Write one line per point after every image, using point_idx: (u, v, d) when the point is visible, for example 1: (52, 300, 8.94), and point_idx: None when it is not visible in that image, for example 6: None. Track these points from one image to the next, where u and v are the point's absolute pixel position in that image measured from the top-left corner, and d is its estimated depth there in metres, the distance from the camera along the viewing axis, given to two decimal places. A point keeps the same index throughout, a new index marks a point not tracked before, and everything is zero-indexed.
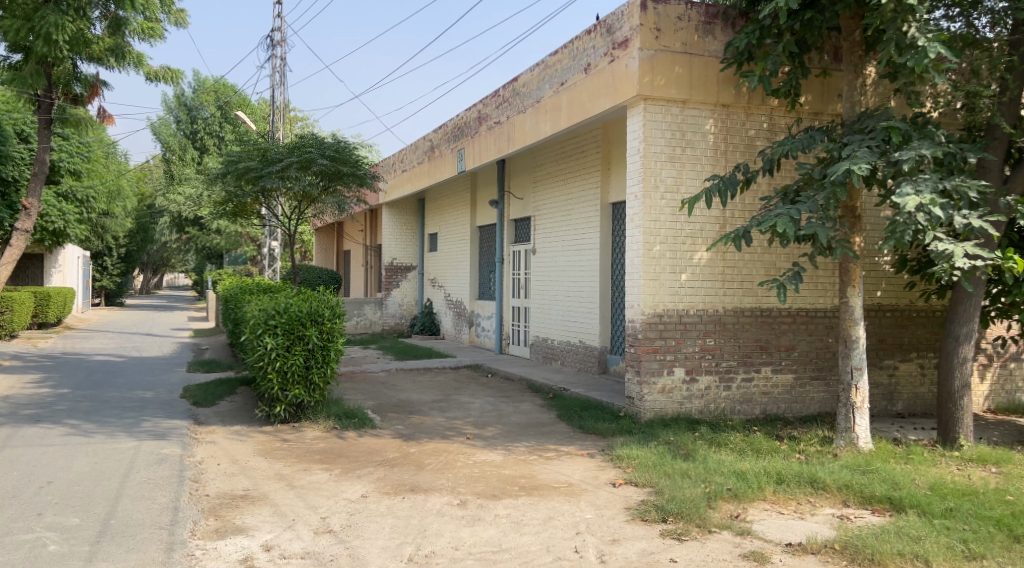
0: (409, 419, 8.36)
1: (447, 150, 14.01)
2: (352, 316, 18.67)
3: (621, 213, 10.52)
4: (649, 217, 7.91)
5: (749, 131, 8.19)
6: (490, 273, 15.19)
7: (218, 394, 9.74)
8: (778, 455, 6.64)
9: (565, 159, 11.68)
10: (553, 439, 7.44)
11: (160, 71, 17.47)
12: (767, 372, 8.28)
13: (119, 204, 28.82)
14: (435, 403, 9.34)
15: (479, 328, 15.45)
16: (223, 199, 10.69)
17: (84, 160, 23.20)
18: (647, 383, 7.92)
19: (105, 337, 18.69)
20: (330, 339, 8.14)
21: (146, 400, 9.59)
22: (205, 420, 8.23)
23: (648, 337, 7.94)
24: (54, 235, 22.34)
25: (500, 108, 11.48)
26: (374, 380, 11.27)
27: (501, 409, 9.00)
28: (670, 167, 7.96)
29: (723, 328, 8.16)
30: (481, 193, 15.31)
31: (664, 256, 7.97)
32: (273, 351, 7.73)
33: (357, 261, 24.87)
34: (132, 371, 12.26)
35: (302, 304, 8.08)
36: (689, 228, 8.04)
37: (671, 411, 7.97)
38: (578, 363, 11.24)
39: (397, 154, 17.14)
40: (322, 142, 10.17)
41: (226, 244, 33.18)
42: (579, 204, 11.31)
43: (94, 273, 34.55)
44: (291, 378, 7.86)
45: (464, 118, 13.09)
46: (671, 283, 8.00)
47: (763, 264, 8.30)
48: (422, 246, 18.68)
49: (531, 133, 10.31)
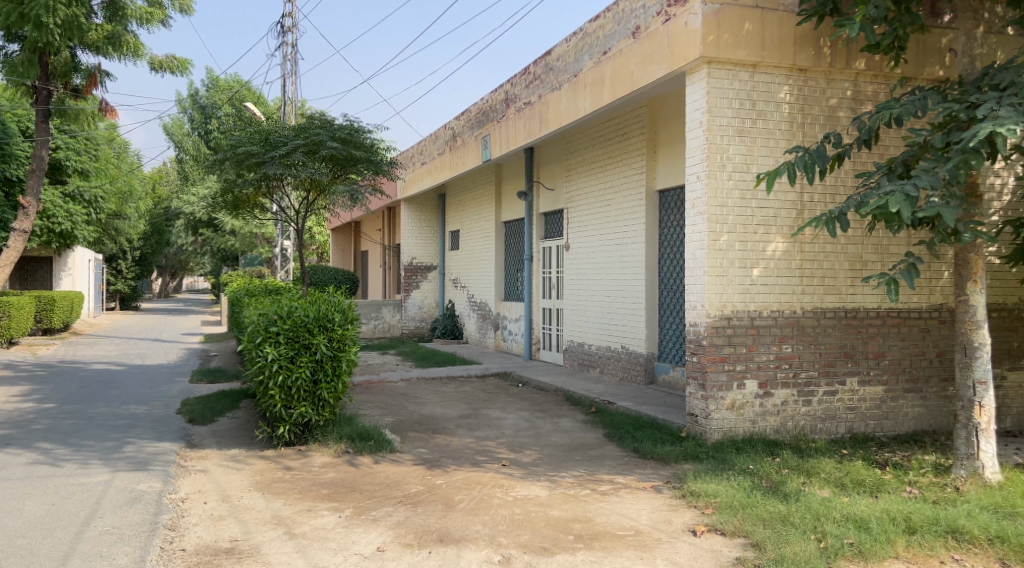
0: (434, 440, 7.21)
1: (469, 139, 12.90)
2: (368, 320, 17.52)
3: (669, 201, 9.32)
4: (715, 202, 6.74)
5: (830, 100, 6.96)
6: (517, 271, 14.03)
7: (218, 409, 8.65)
8: (887, 491, 5.38)
9: (603, 144, 10.51)
10: (606, 466, 6.25)
11: (167, 61, 16.48)
12: (853, 385, 7.00)
13: (131, 205, 28.08)
14: (463, 419, 8.19)
15: (506, 332, 14.31)
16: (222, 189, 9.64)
17: (92, 159, 22.41)
18: (714, 398, 6.71)
19: (111, 343, 17.77)
20: (342, 348, 7.01)
21: (136, 417, 8.52)
22: (199, 443, 7.13)
23: (714, 344, 6.74)
24: (61, 237, 21.55)
25: (532, 87, 10.36)
26: (392, 391, 10.16)
27: (538, 426, 7.83)
28: (739, 143, 6.78)
29: (802, 333, 6.93)
30: (507, 185, 14.18)
31: (732, 248, 6.78)
32: (275, 363, 6.62)
33: (374, 262, 23.86)
34: (130, 382, 11.23)
35: (309, 307, 6.99)
36: (761, 214, 6.84)
37: (741, 431, 6.75)
38: (619, 372, 10.05)
39: (416, 146, 16.07)
40: (332, 124, 9.16)
41: (242, 246, 32.34)
42: (619, 193, 10.12)
43: (108, 276, 33.87)
44: (297, 394, 6.75)
45: (491, 101, 11.98)
46: (741, 279, 6.81)
47: (848, 256, 7.05)
48: (444, 244, 17.59)
49: (567, 113, 9.15)
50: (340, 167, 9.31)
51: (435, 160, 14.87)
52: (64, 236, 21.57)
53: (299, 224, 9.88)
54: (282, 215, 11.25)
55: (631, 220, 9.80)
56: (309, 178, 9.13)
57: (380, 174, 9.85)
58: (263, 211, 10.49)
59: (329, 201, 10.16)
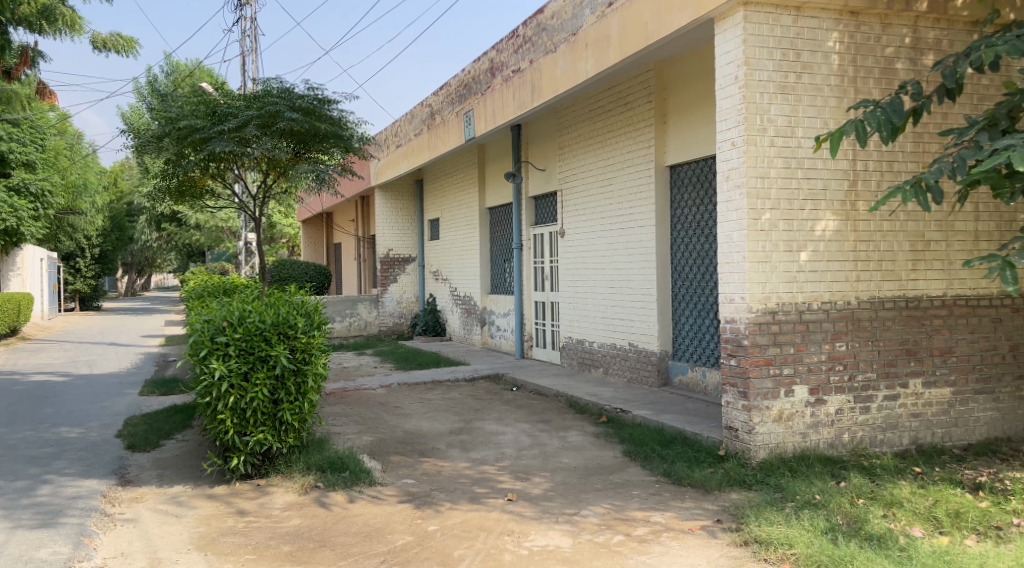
0: (422, 466, 6.02)
1: (449, 115, 11.63)
2: (343, 318, 16.27)
3: (684, 179, 8.20)
4: (755, 173, 5.59)
5: (886, 49, 5.84)
6: (504, 262, 12.84)
7: (165, 431, 7.34)
8: (996, 529, 4.31)
9: (602, 116, 9.34)
10: (636, 498, 5.09)
11: (111, 39, 14.93)
12: (917, 388, 5.92)
13: (87, 200, 26.33)
14: (454, 437, 6.99)
15: (494, 327, 13.13)
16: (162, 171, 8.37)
17: (38, 149, 20.70)
18: (758, 409, 5.59)
19: (60, 349, 16.24)
20: (307, 361, 5.75)
21: (66, 443, 7.17)
22: (134, 478, 5.84)
23: (757, 345, 5.62)
24: (6, 235, 19.87)
25: (521, 52, 9.14)
26: (371, 402, 8.93)
27: (544, 444, 6.66)
28: (782, 101, 5.63)
29: (858, 328, 5.83)
30: (491, 167, 12.96)
31: (776, 228, 5.65)
32: (225, 382, 5.36)
33: (348, 255, 22.54)
34: (70, 397, 9.85)
35: (265, 311, 5.72)
36: (808, 186, 5.72)
37: (791, 447, 5.65)
38: (627, 373, 8.93)
39: (390, 127, 14.79)
40: (292, 93, 8.05)
41: (208, 240, 30.80)
42: (623, 170, 8.95)
43: (67, 276, 32.09)
44: (253, 419, 5.50)
45: (473, 72, 10.72)
46: (786, 265, 5.68)
47: (907, 235, 5.95)
48: (422, 234, 16.32)
49: (565, 78, 7.95)
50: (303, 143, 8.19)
51: (410, 142, 13.62)
52: (9, 233, 19.89)
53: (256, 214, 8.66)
54: (238, 200, 10.01)
55: (638, 201, 8.66)
56: (267, 156, 7.99)
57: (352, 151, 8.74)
58: (216, 198, 9.26)
59: (292, 184, 9.00)
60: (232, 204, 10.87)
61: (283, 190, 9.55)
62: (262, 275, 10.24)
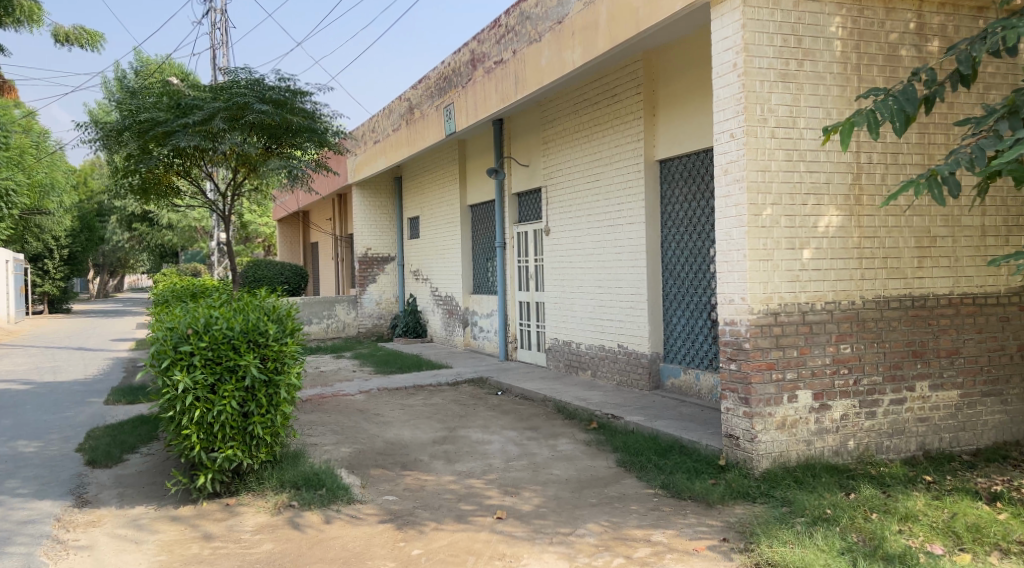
0: (404, 481, 5.64)
1: (429, 110, 11.22)
2: (321, 320, 15.78)
3: (675, 174, 7.91)
4: (756, 166, 5.28)
5: (890, 35, 5.56)
6: (487, 261, 12.47)
7: (128, 445, 6.87)
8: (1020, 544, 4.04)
9: (588, 109, 9.01)
10: (634, 514, 4.76)
11: (74, 32, 14.32)
12: (924, 391, 5.65)
13: (55, 199, 25.51)
14: (438, 448, 6.61)
15: (476, 328, 12.77)
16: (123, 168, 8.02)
17: (0, 147, 19.92)
18: (761, 416, 5.29)
19: (24, 354, 15.58)
20: (279, 370, 5.34)
21: (21, 459, 6.67)
22: (91, 499, 5.38)
23: (759, 348, 5.32)
24: None
25: (503, 42, 8.77)
26: (349, 409, 8.52)
27: (533, 454, 6.31)
28: (783, 90, 5.33)
29: (863, 329, 5.55)
30: (473, 163, 12.58)
31: (778, 224, 5.34)
32: (189, 395, 4.94)
33: (325, 255, 22.06)
34: (29, 407, 9.30)
35: (233, 317, 5.30)
36: (811, 180, 5.42)
37: (794, 456, 5.36)
38: (616, 376, 8.63)
39: (368, 122, 14.35)
40: (262, 85, 7.78)
41: (181, 239, 30.10)
42: (610, 165, 8.63)
43: (35, 278, 31.19)
44: (220, 433, 5.08)
45: (454, 64, 10.32)
46: (788, 264, 5.38)
47: (912, 230, 5.68)
48: (401, 232, 15.90)
49: (550, 68, 7.60)
50: (273, 137, 7.92)
51: (388, 138, 13.21)
52: None
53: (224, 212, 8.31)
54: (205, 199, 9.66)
55: (627, 197, 8.35)
56: (235, 152, 7.71)
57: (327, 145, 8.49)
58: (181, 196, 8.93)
59: (263, 181, 8.70)
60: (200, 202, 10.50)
61: (251, 188, 9.24)
62: (234, 275, 9.81)
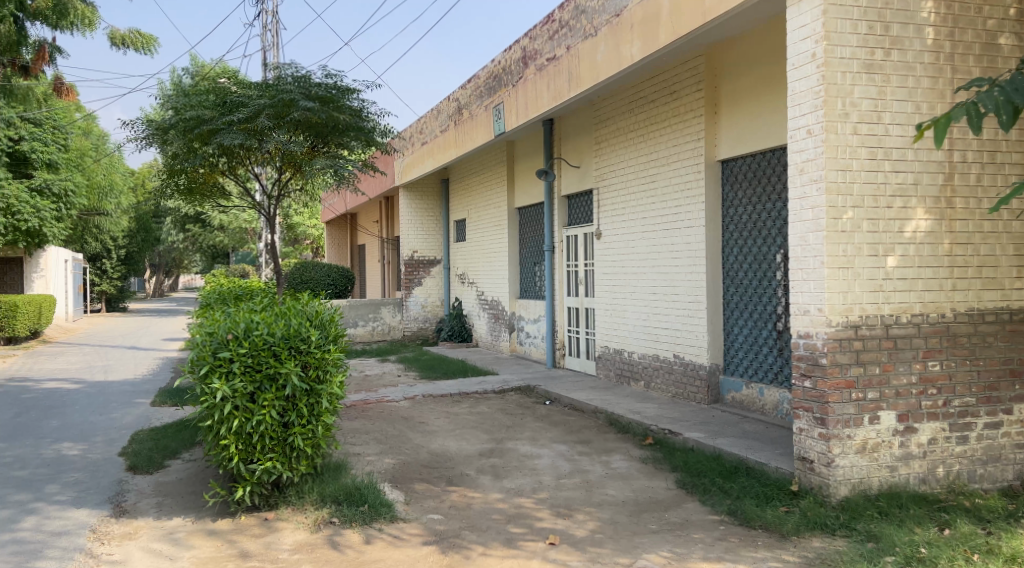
0: (450, 498, 5.33)
1: (478, 109, 10.94)
2: (367, 322, 15.72)
3: (738, 175, 7.45)
4: (836, 165, 4.83)
5: (987, 21, 5.05)
6: (534, 265, 12.14)
7: (171, 450, 6.73)
8: None
9: (644, 107, 8.62)
10: (700, 545, 4.36)
11: (129, 35, 14.52)
12: (1022, 414, 5.11)
13: (113, 201, 26.13)
14: (486, 462, 6.29)
15: (523, 334, 12.45)
16: (169, 167, 8.06)
17: (61, 149, 20.41)
18: (839, 439, 4.81)
19: (78, 353, 15.87)
20: (321, 379, 5.09)
21: (65, 463, 6.59)
22: (129, 508, 5.21)
23: (838, 364, 4.85)
24: (28, 236, 19.63)
25: (557, 37, 8.44)
26: (394, 417, 8.28)
27: (585, 472, 5.95)
28: (867, 82, 4.86)
29: (955, 345, 5.03)
30: (521, 165, 12.28)
31: (859, 229, 4.88)
32: (228, 404, 4.73)
33: (372, 258, 22.05)
34: (78, 407, 9.33)
35: (275, 322, 5.06)
36: (897, 180, 4.94)
37: (876, 483, 4.87)
38: (671, 388, 8.20)
39: (415, 124, 14.18)
40: (307, 81, 7.79)
41: (232, 240, 30.58)
42: (667, 166, 8.22)
43: (93, 277, 32.12)
44: (260, 444, 4.86)
45: (504, 62, 10.03)
46: (871, 272, 4.91)
47: (1011, 237, 5.14)
48: (448, 235, 15.70)
49: (606, 63, 7.23)
50: (317, 136, 7.91)
51: (436, 139, 13.01)
52: (31, 233, 19.64)
53: (269, 211, 8.27)
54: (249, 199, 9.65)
55: (684, 199, 7.93)
56: (279, 150, 7.70)
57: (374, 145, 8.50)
58: (226, 196, 8.93)
59: (308, 182, 8.61)
60: (244, 202, 10.52)
61: (294, 188, 9.21)
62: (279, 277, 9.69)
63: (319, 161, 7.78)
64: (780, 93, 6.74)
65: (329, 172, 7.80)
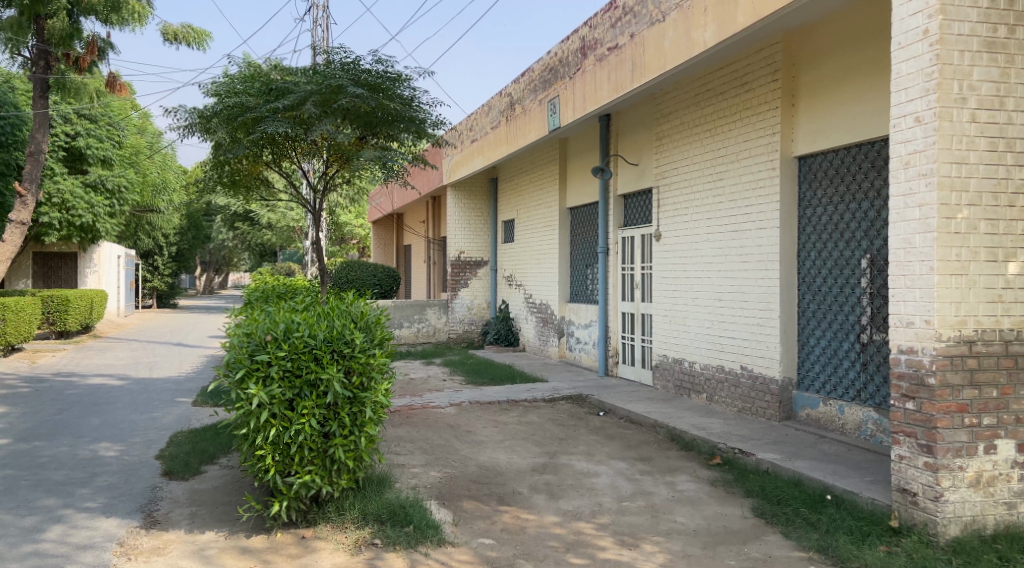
0: (502, 520, 4.87)
1: (531, 104, 10.50)
2: (412, 324, 15.36)
3: (816, 172, 6.84)
4: (950, 157, 4.21)
5: None
6: (586, 268, 11.63)
7: (209, 455, 6.44)
8: None
9: (712, 101, 8.06)
10: None
11: (181, 30, 14.49)
12: None
13: (165, 199, 26.45)
14: (539, 479, 5.82)
15: (573, 339, 11.94)
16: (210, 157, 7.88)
17: (115, 146, 20.65)
18: (950, 471, 4.20)
19: (126, 348, 15.93)
20: (364, 387, 4.69)
21: (100, 465, 6.34)
22: (160, 519, 4.89)
23: (949, 385, 4.23)
24: (82, 231, 19.91)
25: (618, 25, 7.94)
26: (440, 425, 7.87)
27: (649, 494, 5.43)
28: (988, 62, 4.25)
29: None
30: (575, 163, 11.79)
31: (976, 231, 4.26)
32: (264, 411, 4.36)
33: (418, 258, 21.79)
34: (120, 405, 9.17)
35: (316, 324, 4.68)
36: (1019, 175, 4.32)
37: (991, 523, 4.24)
38: (737, 402, 7.62)
39: (465, 121, 13.80)
40: (356, 69, 7.55)
41: (280, 239, 30.77)
42: (736, 164, 7.64)
43: (145, 273, 32.71)
44: (298, 455, 4.48)
45: (560, 53, 9.56)
46: (988, 280, 4.28)
47: None
48: (496, 236, 15.30)
49: (674, 50, 6.76)
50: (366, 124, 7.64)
51: (487, 136, 12.61)
52: (84, 229, 19.90)
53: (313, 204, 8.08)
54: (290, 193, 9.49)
55: (756, 198, 7.34)
56: (325, 139, 7.46)
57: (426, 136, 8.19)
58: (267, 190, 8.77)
59: (355, 174, 8.33)
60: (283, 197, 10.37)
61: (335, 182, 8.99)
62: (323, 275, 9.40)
63: (367, 152, 7.54)
64: (868, 82, 6.10)
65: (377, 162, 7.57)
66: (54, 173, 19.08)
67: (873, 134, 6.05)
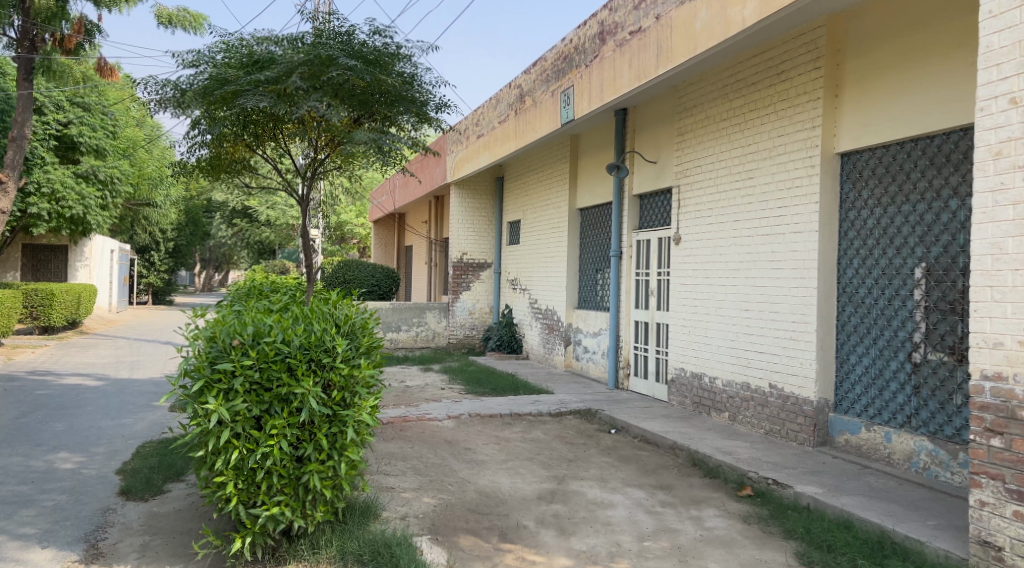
0: (504, 562, 4.16)
1: (543, 95, 9.82)
2: (410, 327, 14.66)
3: (861, 170, 6.14)
4: None
5: None
6: (597, 272, 10.94)
7: (175, 471, 5.72)
8: None
9: (741, 92, 7.37)
10: None
11: (177, 14, 13.82)
12: None
13: (162, 193, 25.80)
14: (547, 510, 5.11)
15: (580, 348, 11.24)
16: (190, 139, 7.32)
17: (109, 136, 19.99)
18: None
19: (111, 346, 15.26)
20: (346, 404, 3.98)
21: (52, 479, 5.64)
22: (105, 552, 4.18)
23: None
24: (72, 222, 19.26)
25: (641, 6, 7.27)
26: (436, 440, 7.16)
27: (673, 532, 4.71)
28: None
29: None
30: (587, 161, 11.11)
31: None
32: (225, 431, 3.67)
33: (419, 259, 21.11)
34: (91, 408, 8.48)
35: (292, 327, 3.98)
36: None
37: None
38: (764, 423, 6.92)
39: (470, 116, 13.15)
40: (349, 41, 7.16)
41: (279, 236, 30.17)
42: (769, 160, 6.95)
43: (140, 269, 32.09)
44: (264, 483, 3.79)
45: (576, 40, 8.87)
46: None
47: None
48: (501, 237, 14.62)
49: (707, 32, 6.10)
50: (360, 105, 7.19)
51: (493, 131, 11.95)
52: (75, 220, 19.25)
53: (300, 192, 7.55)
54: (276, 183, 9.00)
55: (791, 198, 6.63)
56: (310, 117, 6.96)
57: (425, 122, 7.74)
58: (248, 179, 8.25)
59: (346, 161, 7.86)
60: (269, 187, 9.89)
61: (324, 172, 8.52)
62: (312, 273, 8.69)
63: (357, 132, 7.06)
64: (929, 67, 5.40)
65: (369, 145, 7.08)
66: (44, 162, 18.39)
67: (934, 126, 5.34)
